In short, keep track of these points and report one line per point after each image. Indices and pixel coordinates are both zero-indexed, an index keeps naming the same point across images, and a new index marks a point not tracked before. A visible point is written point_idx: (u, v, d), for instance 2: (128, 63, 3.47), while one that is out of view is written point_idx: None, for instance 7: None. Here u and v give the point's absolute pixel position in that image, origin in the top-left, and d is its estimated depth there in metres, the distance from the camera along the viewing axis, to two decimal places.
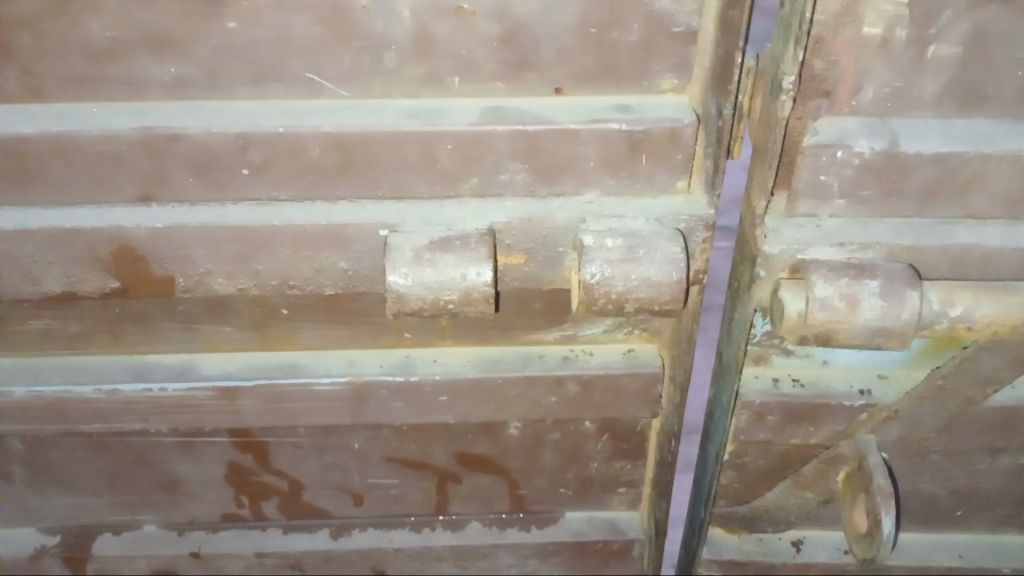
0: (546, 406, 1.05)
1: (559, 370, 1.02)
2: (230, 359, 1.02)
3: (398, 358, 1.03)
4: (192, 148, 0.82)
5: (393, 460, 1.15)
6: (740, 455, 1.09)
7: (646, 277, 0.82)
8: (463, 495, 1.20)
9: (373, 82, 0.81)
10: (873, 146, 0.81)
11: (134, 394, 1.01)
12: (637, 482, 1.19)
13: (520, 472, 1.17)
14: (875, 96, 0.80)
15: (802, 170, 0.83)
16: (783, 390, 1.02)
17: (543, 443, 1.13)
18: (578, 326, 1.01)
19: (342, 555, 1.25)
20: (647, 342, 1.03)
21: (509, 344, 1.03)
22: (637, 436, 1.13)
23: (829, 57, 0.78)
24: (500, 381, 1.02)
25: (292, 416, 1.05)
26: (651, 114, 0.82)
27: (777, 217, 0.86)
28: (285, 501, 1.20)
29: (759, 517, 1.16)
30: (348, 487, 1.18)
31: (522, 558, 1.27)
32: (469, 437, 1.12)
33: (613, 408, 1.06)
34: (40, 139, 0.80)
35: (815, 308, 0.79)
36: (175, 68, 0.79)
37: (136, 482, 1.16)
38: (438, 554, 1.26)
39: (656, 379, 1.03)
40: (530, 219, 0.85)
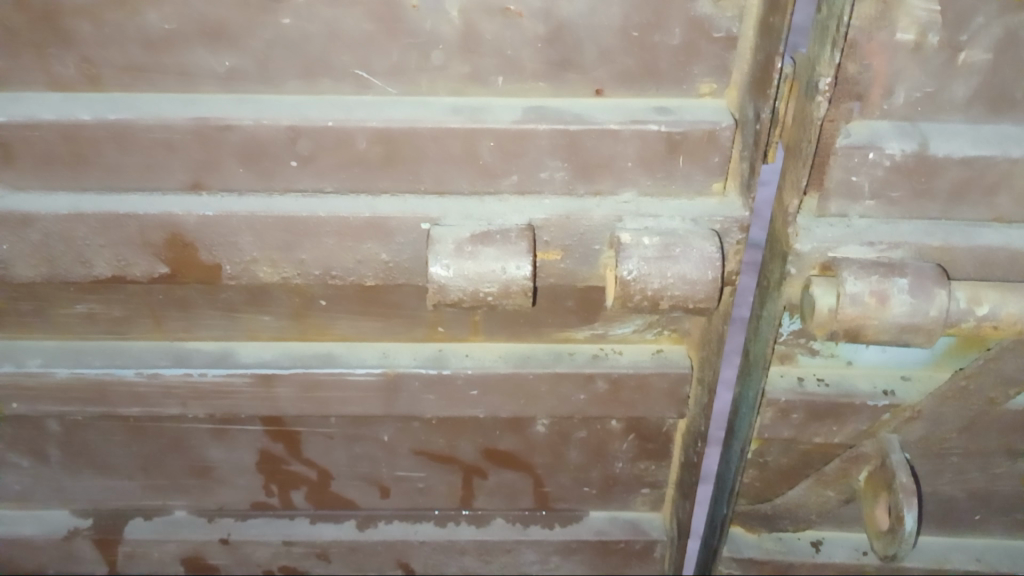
0: (574, 401, 1.07)
1: (590, 368, 1.04)
2: (268, 347, 1.05)
3: (431, 351, 1.05)
4: (243, 138, 0.84)
5: (421, 453, 1.17)
6: (763, 454, 1.11)
7: (682, 275, 0.84)
8: (488, 490, 1.22)
9: (418, 77, 0.83)
10: (904, 148, 0.83)
11: (174, 378, 1.04)
12: (660, 482, 1.21)
13: (545, 468, 1.19)
14: (907, 100, 0.82)
15: (834, 172, 0.85)
16: (807, 388, 1.03)
17: (569, 439, 1.15)
18: (609, 326, 1.03)
19: (367, 546, 1.27)
20: (677, 343, 1.06)
21: (541, 341, 1.05)
22: (662, 436, 1.15)
23: (863, 60, 0.80)
24: (530, 375, 1.04)
25: (326, 404, 1.07)
26: (690, 116, 0.84)
27: (808, 216, 0.88)
28: (314, 491, 1.22)
29: (780, 514, 1.17)
30: (375, 478, 1.20)
31: (544, 554, 1.29)
32: (496, 431, 1.14)
33: (640, 405, 1.08)
34: (97, 126, 0.83)
35: (846, 303, 0.81)
36: (228, 60, 0.82)
37: (170, 467, 1.19)
38: (461, 547, 1.27)
39: (683, 378, 1.05)
40: (569, 216, 0.87)
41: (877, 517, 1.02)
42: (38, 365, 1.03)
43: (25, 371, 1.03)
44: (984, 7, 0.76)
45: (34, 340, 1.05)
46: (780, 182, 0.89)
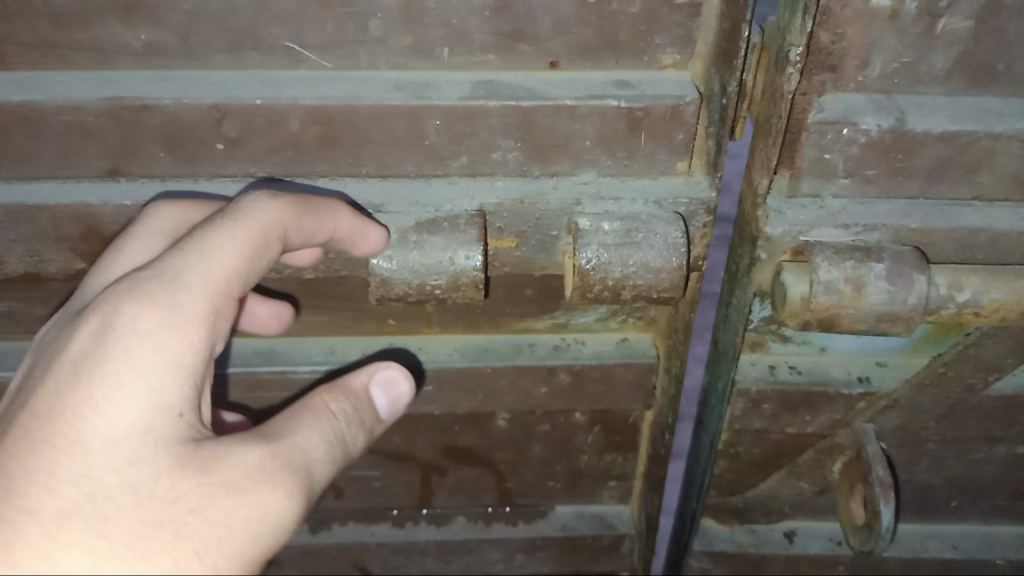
0: (535, 396, 1.03)
1: (551, 360, 0.99)
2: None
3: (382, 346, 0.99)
4: (164, 120, 0.77)
5: (376, 451, 1.10)
6: (734, 444, 1.06)
7: (645, 262, 0.79)
8: (449, 487, 1.17)
9: (358, 52, 0.76)
10: (880, 123, 0.77)
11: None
12: (628, 474, 1.16)
13: (507, 464, 1.14)
14: (883, 71, 0.77)
15: (806, 149, 0.79)
16: (779, 377, 0.99)
17: (532, 434, 1.09)
18: (570, 315, 0.97)
19: (321, 550, 1.22)
20: (643, 330, 1.00)
21: (498, 332, 0.99)
22: (628, 428, 1.09)
23: (836, 29, 0.74)
24: (488, 369, 0.99)
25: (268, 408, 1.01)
26: (652, 90, 0.78)
27: (778, 196, 0.82)
28: None
29: (752, 508, 1.14)
30: (328, 480, 1.15)
31: (507, 552, 1.25)
32: (456, 427, 1.08)
33: (604, 396, 1.03)
34: (1, 109, 0.75)
35: (819, 292, 0.76)
36: (146, 34, 0.74)
37: None
38: (421, 549, 1.23)
39: (650, 368, 1.00)
40: (523, 200, 0.81)
41: (853, 511, 0.99)
42: None
43: None
44: None
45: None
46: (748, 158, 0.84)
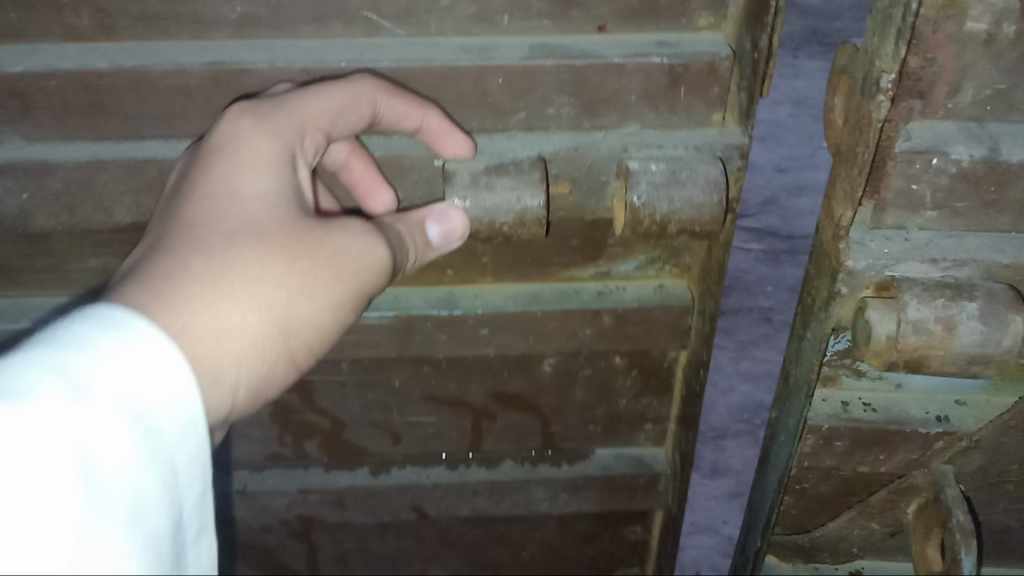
0: (582, 337, 1.03)
1: (595, 304, 1.00)
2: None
3: (442, 294, 1.00)
4: (259, 83, 0.79)
5: (432, 397, 1.10)
6: (800, 480, 1.02)
7: (689, 199, 0.80)
8: (497, 433, 1.15)
9: (428, 19, 0.79)
10: (972, 154, 0.73)
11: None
12: (664, 417, 1.14)
13: (552, 409, 1.13)
14: (975, 98, 0.72)
15: (893, 178, 0.75)
16: (852, 414, 0.94)
17: (575, 378, 1.09)
18: (612, 263, 0.98)
19: (381, 493, 1.19)
20: (679, 279, 1.01)
21: (545, 280, 1.00)
22: (664, 370, 1.09)
23: (927, 54, 0.70)
24: (539, 313, 1.00)
25: (339, 347, 1.01)
26: (688, 48, 0.81)
27: (862, 228, 0.78)
28: (326, 439, 1.14)
29: (819, 547, 1.09)
30: (386, 426, 1.13)
31: (552, 493, 1.21)
32: (506, 372, 1.08)
33: (645, 339, 1.03)
34: (115, 73, 0.78)
35: (907, 331, 0.71)
36: (241, 6, 0.77)
37: None
38: (473, 490, 1.19)
39: (686, 311, 1.00)
40: (576, 147, 0.83)
41: (930, 558, 0.95)
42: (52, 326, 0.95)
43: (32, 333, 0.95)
44: None
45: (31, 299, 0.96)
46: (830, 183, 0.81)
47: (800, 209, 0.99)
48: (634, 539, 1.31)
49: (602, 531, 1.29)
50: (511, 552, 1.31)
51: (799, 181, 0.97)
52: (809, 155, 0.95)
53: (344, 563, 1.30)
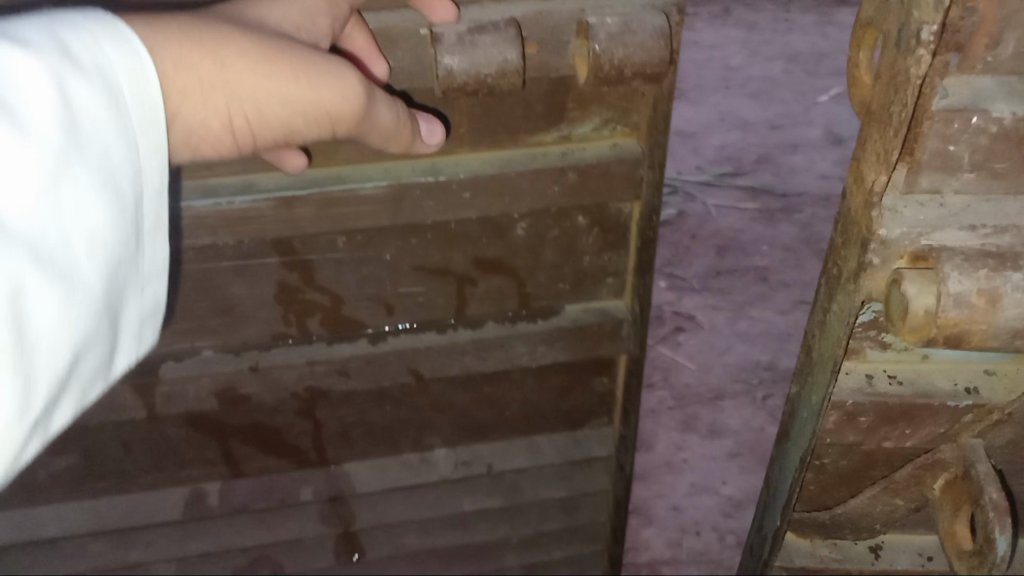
0: (550, 195, 1.16)
1: (561, 163, 1.12)
2: (280, 178, 1.10)
3: (426, 165, 1.12)
4: None
5: (420, 268, 1.23)
6: (820, 456, 0.98)
7: (639, 44, 0.92)
8: (478, 298, 1.29)
9: None
10: (1014, 110, 0.68)
11: (205, 210, 1.08)
12: (622, 270, 1.29)
13: (526, 269, 1.26)
14: (1018, 50, 0.66)
15: (929, 139, 0.69)
16: (878, 388, 0.90)
17: (545, 239, 1.23)
18: (572, 126, 1.10)
19: (381, 356, 1.34)
20: (629, 138, 1.13)
21: (518, 147, 1.12)
22: (621, 226, 1.23)
23: (967, 3, 0.63)
24: (514, 174, 1.12)
25: (342, 221, 1.14)
26: None
27: (895, 193, 0.73)
28: (328, 317, 1.27)
29: (840, 524, 1.07)
30: (380, 298, 1.26)
31: (532, 346, 1.37)
32: (483, 238, 1.21)
33: (604, 190, 1.16)
34: None
35: (948, 306, 0.66)
36: None
37: (195, 307, 1.22)
38: (461, 349, 1.36)
39: (638, 161, 1.13)
40: (541, 11, 0.92)
41: (959, 534, 0.89)
42: None
43: None
44: None
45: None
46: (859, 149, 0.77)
47: (793, 165, 1.03)
48: (601, 391, 1.50)
49: (573, 385, 1.48)
50: (495, 412, 1.51)
51: (794, 138, 1.01)
52: (801, 112, 0.98)
53: (348, 436, 1.50)
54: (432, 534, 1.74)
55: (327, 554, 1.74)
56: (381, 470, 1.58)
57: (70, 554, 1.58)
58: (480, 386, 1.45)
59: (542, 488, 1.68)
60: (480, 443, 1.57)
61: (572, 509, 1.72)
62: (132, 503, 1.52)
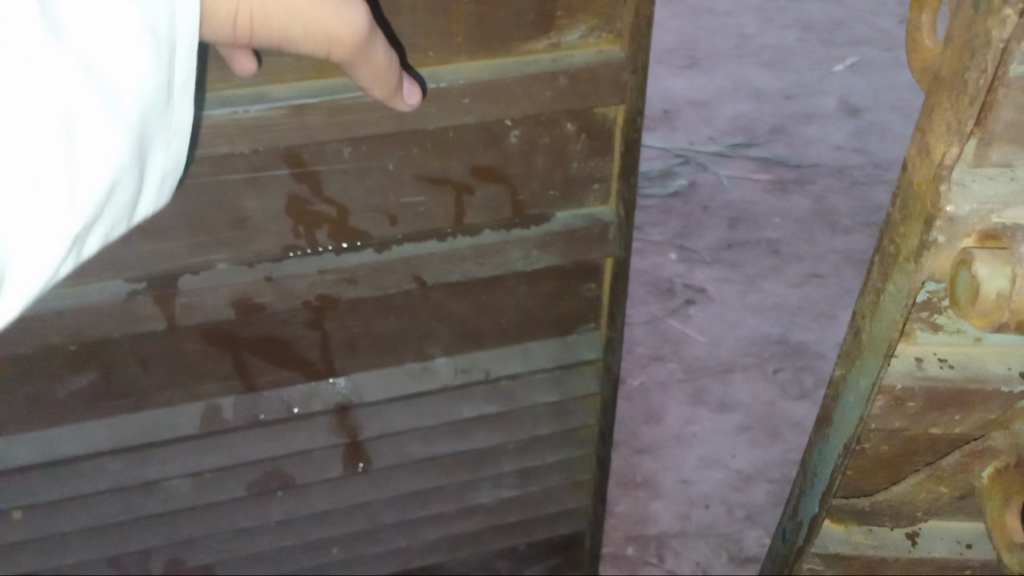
0: (544, 100, 1.25)
1: (551, 67, 1.21)
2: (290, 89, 1.18)
3: (423, 73, 1.20)
4: None
5: (420, 177, 1.35)
6: (859, 441, 0.97)
7: None
8: (475, 206, 1.41)
9: None
10: None
11: (224, 119, 1.17)
12: (607, 176, 1.42)
13: (519, 177, 1.38)
14: None
15: (1004, 110, 0.64)
16: (926, 373, 0.86)
17: (536, 147, 1.34)
18: (562, 34, 1.20)
19: (386, 264, 1.45)
20: (614, 45, 1.23)
21: (509, 56, 1.22)
22: (605, 133, 1.35)
23: None
24: (510, 79, 1.21)
25: (350, 128, 1.23)
26: None
27: (964, 166, 0.69)
28: (334, 228, 1.39)
29: (879, 511, 1.08)
30: (384, 208, 1.38)
31: (526, 251, 1.49)
32: (479, 148, 1.33)
33: (593, 94, 1.26)
34: None
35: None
36: None
37: (210, 220, 1.33)
38: (461, 255, 1.47)
39: (625, 66, 1.23)
40: None
41: (1009, 523, 0.90)
42: None
43: None
44: None
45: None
46: (927, 124, 0.74)
47: (806, 136, 1.12)
48: (589, 296, 1.66)
49: (563, 291, 1.63)
50: (492, 321, 1.66)
51: (806, 109, 1.10)
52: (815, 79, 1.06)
53: (354, 346, 1.64)
54: (434, 443, 1.88)
55: (337, 465, 1.87)
56: (386, 379, 1.71)
57: (89, 473, 1.69)
58: (478, 293, 1.59)
59: (535, 394, 1.82)
60: (477, 350, 1.72)
61: (563, 414, 1.89)
62: (152, 418, 1.64)
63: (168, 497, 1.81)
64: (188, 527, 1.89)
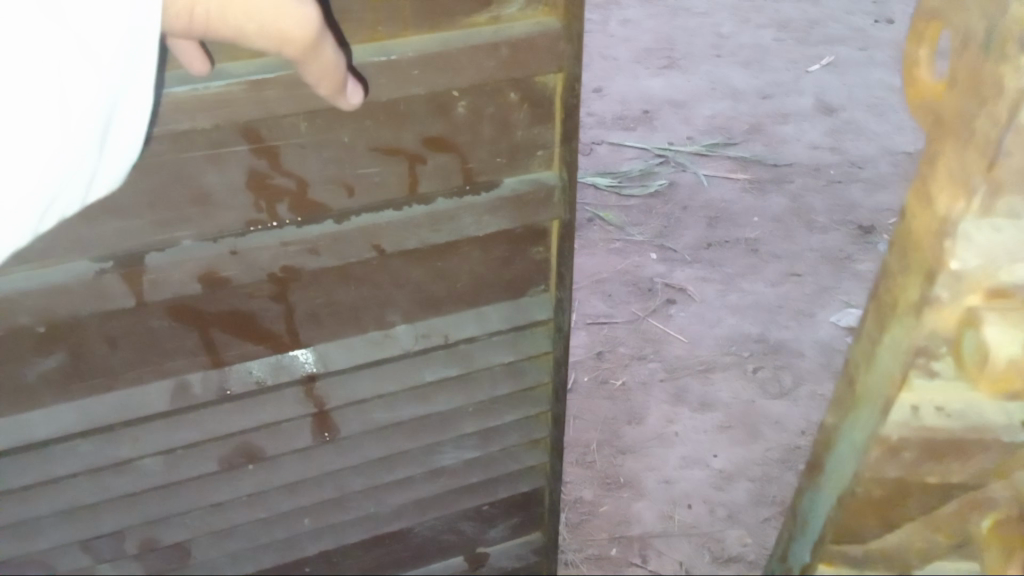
0: (487, 69, 1.36)
1: (494, 38, 1.32)
2: (248, 64, 1.24)
3: (375, 47, 1.28)
4: None
5: (376, 149, 1.42)
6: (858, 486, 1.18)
7: None
8: (428, 175, 1.49)
9: None
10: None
11: (184, 94, 1.23)
12: (549, 143, 1.52)
13: (467, 145, 1.47)
14: None
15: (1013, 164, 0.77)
16: (923, 417, 1.02)
17: (483, 116, 1.44)
18: (502, 6, 1.31)
19: (346, 234, 1.52)
20: (549, 16, 1.35)
21: (455, 29, 1.31)
22: (548, 102, 1.45)
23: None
24: (456, 50, 1.31)
25: (307, 100, 1.30)
26: None
27: (972, 220, 0.83)
28: (295, 201, 1.45)
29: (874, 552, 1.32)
30: (341, 178, 1.44)
31: (477, 216, 1.58)
32: (427, 116, 1.40)
33: (531, 64, 1.37)
34: None
35: None
36: None
37: (172, 198, 1.38)
38: (416, 222, 1.55)
39: (560, 35, 1.35)
40: None
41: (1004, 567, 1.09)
42: None
43: None
44: None
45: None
46: (930, 178, 0.88)
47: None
48: (539, 259, 1.73)
49: (515, 255, 1.70)
50: (448, 286, 1.71)
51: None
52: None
53: (317, 317, 1.68)
54: (397, 408, 1.90)
55: (304, 435, 1.87)
56: (352, 348, 1.75)
57: (60, 456, 1.72)
58: (433, 259, 1.65)
59: (492, 354, 1.86)
60: (435, 316, 1.76)
61: (519, 374, 1.92)
62: (120, 398, 1.67)
63: (141, 476, 1.82)
64: (160, 505, 1.89)
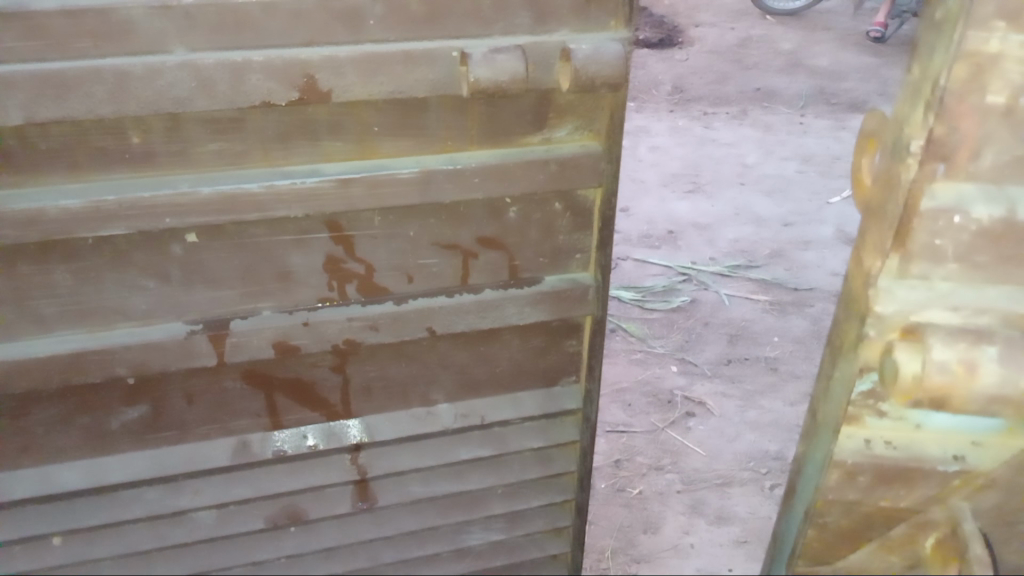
0: (539, 182, 1.62)
1: (545, 155, 1.60)
2: (340, 165, 1.54)
3: (445, 157, 1.57)
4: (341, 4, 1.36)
5: (437, 243, 1.68)
6: (824, 515, 1.36)
7: (606, 64, 1.44)
8: (479, 269, 1.74)
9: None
10: (990, 212, 1.01)
11: (285, 187, 1.51)
12: (586, 248, 1.77)
13: (516, 245, 1.72)
14: (994, 160, 0.98)
15: (920, 234, 1.03)
16: (874, 450, 1.24)
17: (530, 221, 1.70)
18: (553, 130, 1.60)
19: (404, 314, 1.74)
20: (594, 141, 1.63)
21: (512, 147, 1.60)
22: (587, 211, 1.72)
23: (951, 124, 0.95)
24: (511, 163, 1.59)
25: (384, 199, 1.57)
26: (592, 44, 1.44)
27: (890, 277, 1.07)
28: (363, 283, 1.70)
29: None
30: (404, 267, 1.69)
31: (520, 307, 1.79)
32: (484, 218, 1.67)
33: (576, 179, 1.63)
34: (111, 71, 1.33)
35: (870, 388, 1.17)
36: None
37: (261, 274, 1.64)
38: (466, 308, 1.76)
39: (600, 156, 1.62)
40: (537, 42, 1.45)
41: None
42: (187, 187, 1.48)
43: (180, 192, 1.47)
44: (991, 87, 0.93)
45: (176, 177, 1.49)
46: (862, 248, 1.13)
47: None
48: (572, 351, 1.95)
49: (551, 345, 1.92)
50: (489, 370, 1.93)
51: None
52: None
53: (369, 390, 1.90)
54: (433, 483, 2.07)
55: (344, 501, 2.04)
56: (396, 422, 1.95)
57: (126, 501, 1.90)
58: (478, 344, 1.87)
59: (524, 439, 2.03)
60: (475, 399, 1.97)
61: (547, 460, 2.10)
62: (188, 450, 1.88)
63: (194, 528, 2.00)
64: (207, 557, 2.06)
